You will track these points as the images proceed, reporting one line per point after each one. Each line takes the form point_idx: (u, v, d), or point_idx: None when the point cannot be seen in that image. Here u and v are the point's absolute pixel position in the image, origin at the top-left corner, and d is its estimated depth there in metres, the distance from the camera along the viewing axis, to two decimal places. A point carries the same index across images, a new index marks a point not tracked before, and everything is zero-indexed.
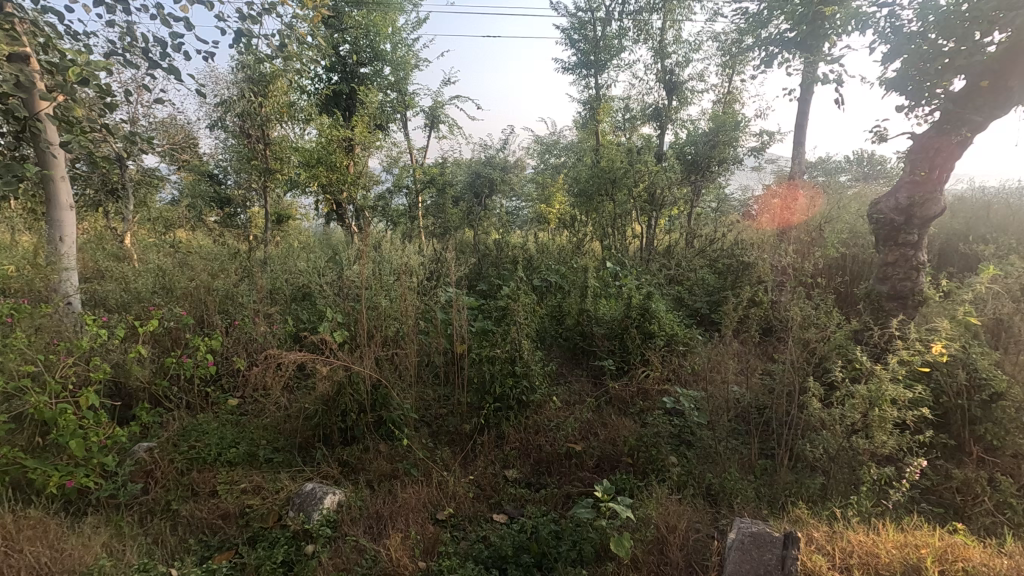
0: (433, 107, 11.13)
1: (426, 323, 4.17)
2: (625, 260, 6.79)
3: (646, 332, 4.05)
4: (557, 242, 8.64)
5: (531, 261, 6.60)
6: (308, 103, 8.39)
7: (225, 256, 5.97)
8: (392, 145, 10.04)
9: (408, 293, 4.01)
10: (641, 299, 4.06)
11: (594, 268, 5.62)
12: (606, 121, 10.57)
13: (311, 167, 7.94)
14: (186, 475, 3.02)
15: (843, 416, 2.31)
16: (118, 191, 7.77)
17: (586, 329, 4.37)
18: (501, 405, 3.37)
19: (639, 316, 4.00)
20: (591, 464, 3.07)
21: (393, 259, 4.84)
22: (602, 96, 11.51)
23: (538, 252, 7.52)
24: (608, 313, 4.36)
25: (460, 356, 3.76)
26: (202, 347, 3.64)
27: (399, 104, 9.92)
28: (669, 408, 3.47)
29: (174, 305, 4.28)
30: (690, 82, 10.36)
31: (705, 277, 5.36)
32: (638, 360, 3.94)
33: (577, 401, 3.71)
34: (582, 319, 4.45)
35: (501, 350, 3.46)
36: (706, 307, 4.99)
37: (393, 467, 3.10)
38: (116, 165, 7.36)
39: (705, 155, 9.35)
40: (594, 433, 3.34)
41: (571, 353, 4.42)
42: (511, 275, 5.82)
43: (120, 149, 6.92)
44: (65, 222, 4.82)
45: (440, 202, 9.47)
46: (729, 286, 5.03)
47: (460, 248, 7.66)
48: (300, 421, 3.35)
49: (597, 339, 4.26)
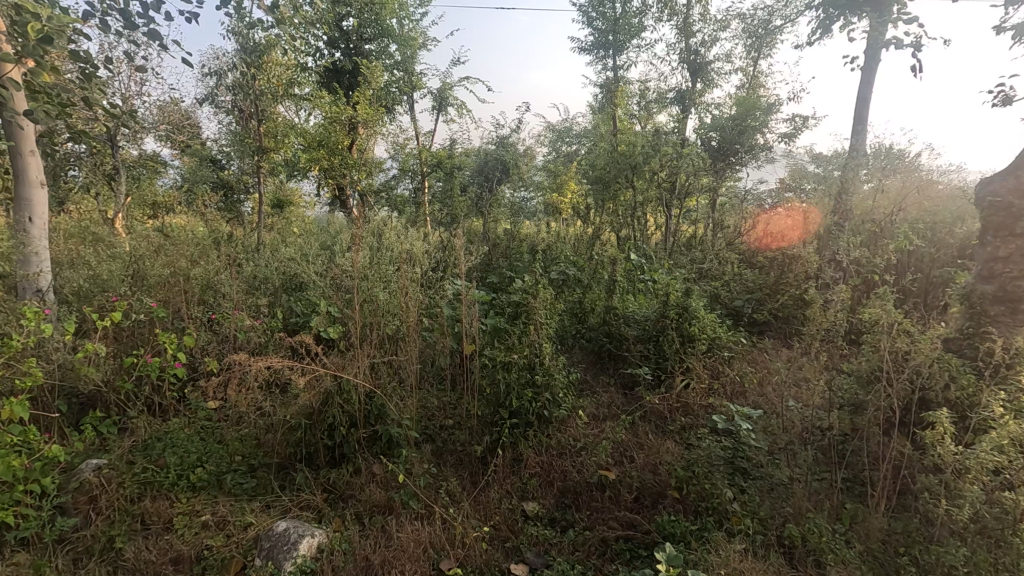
0: (442, 88, 10.56)
1: (430, 320, 3.63)
2: (649, 252, 6.24)
3: (685, 333, 3.49)
4: (573, 232, 8.11)
5: (546, 250, 6.06)
6: (307, 80, 7.84)
7: (214, 242, 5.46)
8: (397, 128, 9.50)
9: (410, 286, 3.47)
10: (679, 295, 3.51)
11: (618, 260, 5.07)
12: (623, 106, 9.98)
13: (312, 150, 7.39)
14: (137, 502, 2.50)
15: (979, 461, 1.75)
16: (107, 173, 7.32)
17: (613, 330, 3.81)
18: (519, 421, 2.83)
19: (677, 314, 3.45)
20: (629, 498, 2.52)
21: (395, 247, 4.30)
22: (619, 79, 10.90)
23: (554, 242, 6.99)
24: (639, 312, 3.80)
25: (470, 360, 3.21)
26: (167, 344, 3.13)
27: (405, 84, 9.37)
28: (717, 428, 2.91)
29: (145, 296, 3.76)
30: (715, 63, 9.73)
31: (743, 273, 4.81)
32: (676, 366, 3.39)
33: (607, 415, 3.16)
34: (609, 317, 3.90)
35: (518, 355, 2.92)
36: (746, 305, 4.43)
37: (388, 497, 2.56)
38: (105, 145, 6.90)
39: (733, 141, 8.58)
40: (629, 457, 2.79)
41: (596, 357, 3.87)
42: (525, 266, 5.29)
43: (107, 126, 6.44)
44: (33, 202, 3.89)
45: (448, 186, 9.02)
46: (773, 283, 4.46)
47: (469, 238, 7.13)
48: (280, 435, 2.83)
49: (626, 341, 3.71)
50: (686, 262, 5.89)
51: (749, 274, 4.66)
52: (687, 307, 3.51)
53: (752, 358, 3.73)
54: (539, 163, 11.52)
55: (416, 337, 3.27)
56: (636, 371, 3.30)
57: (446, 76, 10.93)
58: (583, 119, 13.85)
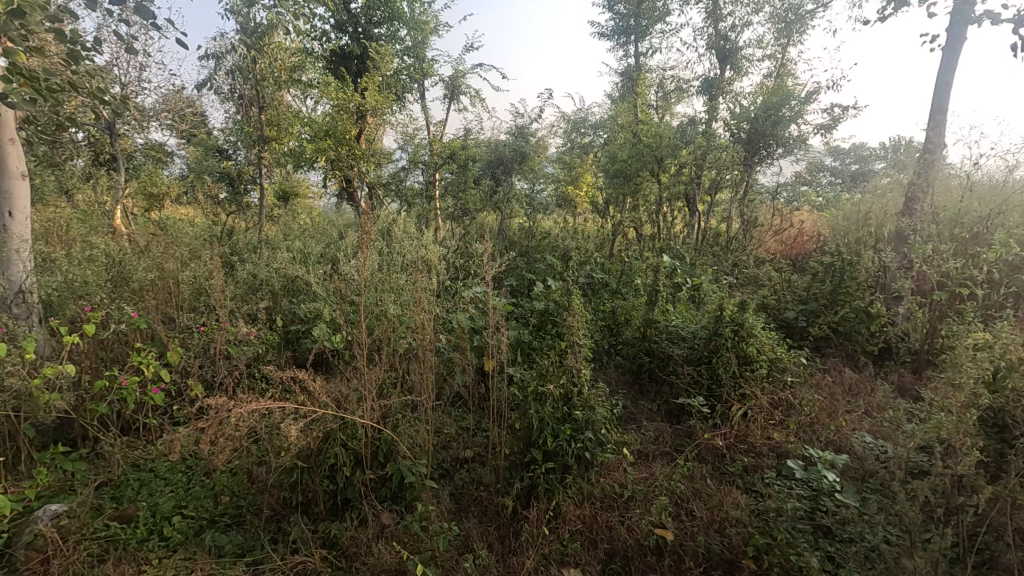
0: (454, 76, 10.05)
1: (449, 336, 3.19)
2: (681, 252, 5.77)
3: (741, 353, 3.02)
4: (594, 229, 7.62)
5: (570, 250, 5.60)
6: (313, 65, 7.37)
7: (213, 240, 5.06)
8: (408, 117, 9.03)
9: (427, 298, 3.03)
10: (734, 310, 3.04)
11: (652, 263, 4.62)
12: (645, 95, 9.45)
13: (319, 139, 6.87)
14: (99, 566, 2.06)
15: None
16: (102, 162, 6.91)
17: (655, 348, 3.36)
18: (555, 464, 2.39)
19: (732, 333, 2.98)
20: (692, 568, 2.07)
21: (408, 249, 3.87)
22: (641, 67, 10.35)
23: (576, 239, 6.52)
24: (685, 328, 3.34)
25: (495, 387, 2.78)
26: (142, 365, 2.71)
27: (416, 71, 8.88)
28: (790, 474, 2.46)
29: (126, 303, 3.33)
30: (745, 49, 9.11)
31: (793, 279, 4.34)
32: (730, 393, 2.93)
33: (655, 454, 2.71)
34: (649, 333, 3.45)
35: (552, 386, 2.47)
36: (799, 318, 3.93)
37: (401, 559, 2.13)
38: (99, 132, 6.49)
39: (766, 131, 7.77)
40: (686, 510, 2.35)
41: (634, 377, 3.42)
42: (550, 268, 4.82)
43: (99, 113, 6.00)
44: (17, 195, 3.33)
45: (462, 180, 7.95)
46: (829, 292, 3.85)
47: (485, 236, 6.67)
48: (272, 479, 2.40)
49: (670, 361, 3.25)
50: (724, 267, 5.40)
51: (800, 281, 4.18)
52: (741, 324, 3.04)
53: (815, 382, 3.26)
54: (556, 154, 11.03)
55: (431, 357, 2.83)
56: (685, 401, 2.81)
57: (459, 63, 10.41)
58: (600, 109, 13.31)
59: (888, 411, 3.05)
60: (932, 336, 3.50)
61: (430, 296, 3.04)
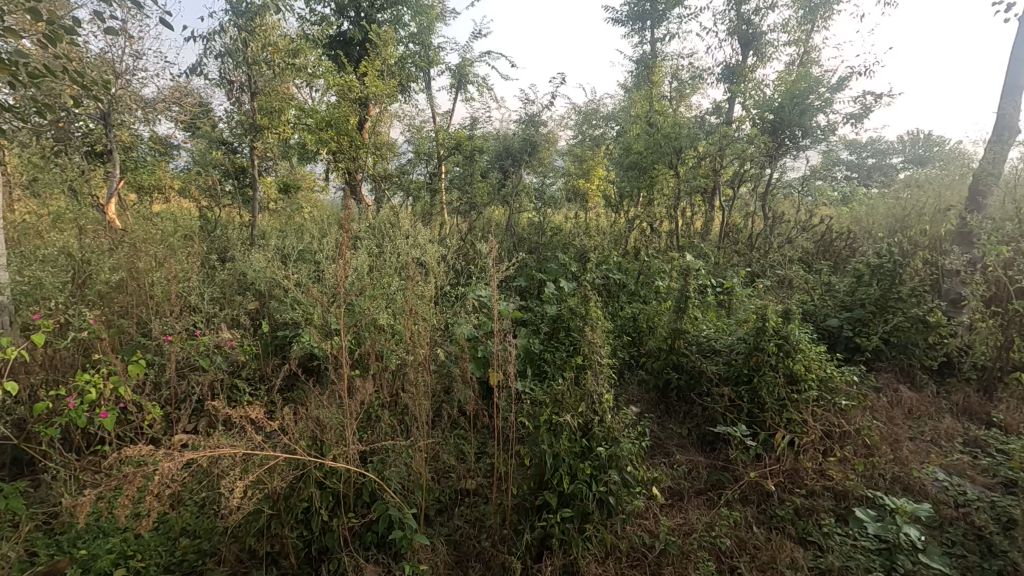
0: (461, 64, 9.62)
1: (450, 348, 2.81)
2: (703, 250, 5.35)
3: (786, 372, 2.61)
4: (608, 224, 7.22)
5: (584, 248, 5.20)
6: (312, 50, 6.99)
7: (201, 237, 4.73)
8: (413, 107, 8.64)
9: (425, 306, 2.65)
10: (777, 321, 2.63)
11: (675, 263, 4.20)
12: (662, 83, 8.99)
13: (321, 131, 6.61)
14: None
15: None
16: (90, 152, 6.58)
17: (684, 362, 2.96)
18: (572, 510, 2.01)
19: (776, 348, 2.56)
20: None
21: (406, 248, 3.48)
22: (657, 53, 9.88)
23: (590, 235, 6.12)
24: (720, 341, 2.93)
25: (502, 411, 2.39)
26: (96, 382, 2.38)
27: (421, 59, 8.47)
28: (855, 525, 2.05)
29: (87, 309, 2.96)
30: (769, 34, 8.60)
31: (833, 282, 3.92)
32: (774, 418, 2.51)
33: (688, 492, 2.32)
34: (677, 345, 3.04)
35: (569, 415, 2.09)
36: (843, 327, 3.50)
37: None
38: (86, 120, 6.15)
39: (790, 121, 7.30)
40: (731, 567, 1.96)
41: (660, 395, 3.03)
42: (563, 268, 4.42)
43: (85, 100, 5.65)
44: None
45: (468, 173, 7.66)
46: (878, 299, 3.38)
47: (493, 232, 6.29)
48: (234, 526, 2.02)
49: (701, 378, 2.85)
50: (751, 266, 4.99)
51: (842, 286, 3.75)
52: (786, 337, 2.63)
53: (870, 405, 2.84)
54: (567, 146, 10.60)
55: (427, 375, 2.45)
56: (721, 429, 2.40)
57: (466, 51, 9.97)
58: (612, 100, 12.85)
59: (957, 440, 2.63)
60: (1003, 351, 3.05)
61: (427, 304, 2.66)
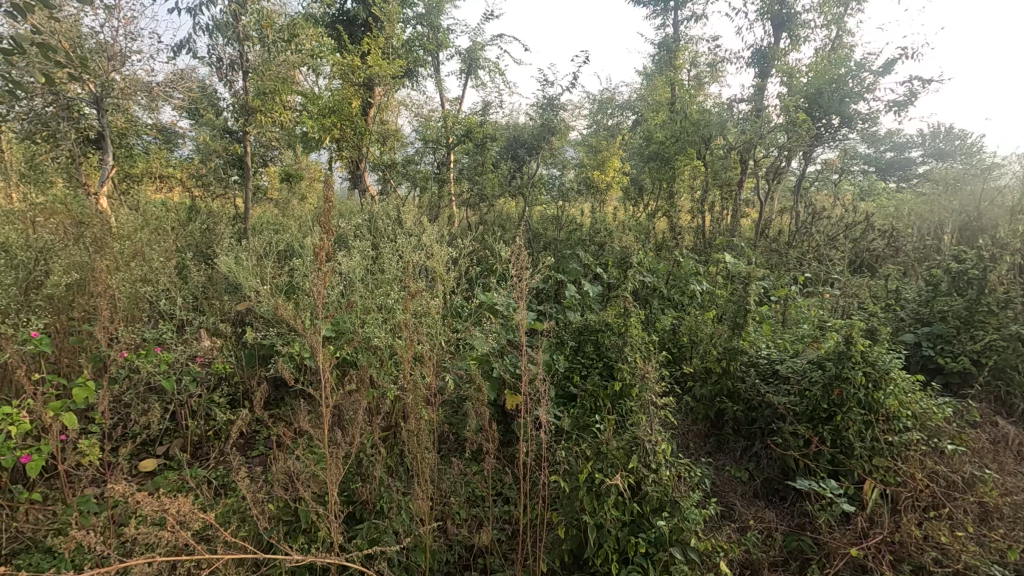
0: (471, 48, 9.08)
1: (463, 372, 2.34)
2: (739, 250, 4.85)
3: (878, 410, 2.11)
4: (629, 218, 6.74)
5: (607, 245, 4.72)
6: (313, 29, 6.50)
7: (188, 230, 4.31)
8: (420, 94, 8.17)
9: (430, 324, 2.17)
10: (864, 346, 2.14)
11: (715, 267, 3.72)
12: (685, 69, 8.43)
13: (323, 119, 6.21)
14: None
15: None
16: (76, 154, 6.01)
17: (741, 390, 2.47)
18: None
19: (864, 379, 2.07)
20: None
21: (409, 247, 3.01)
22: (680, 37, 9.30)
23: (610, 230, 5.65)
24: (786, 366, 2.43)
25: (528, 459, 1.92)
26: (18, 419, 1.96)
27: (429, 41, 7.95)
28: None
29: (27, 322, 2.50)
30: (803, 14, 7.98)
31: (901, 292, 3.41)
32: (863, 469, 2.04)
33: (763, 565, 1.85)
34: (733, 368, 2.55)
35: (619, 476, 1.61)
36: (919, 345, 3.00)
37: None
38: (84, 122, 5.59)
39: (829, 106, 6.66)
40: None
41: (712, 427, 2.54)
42: (587, 269, 3.94)
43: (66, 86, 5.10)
44: None
45: (479, 161, 6.83)
46: (964, 312, 2.88)
47: (506, 228, 5.83)
48: None
49: (764, 411, 2.37)
50: (794, 269, 4.49)
51: (913, 294, 3.25)
52: (873, 365, 2.14)
53: (973, 445, 2.34)
54: (581, 137, 10.10)
55: (436, 411, 2.00)
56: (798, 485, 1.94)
57: (477, 34, 9.42)
58: (628, 88, 12.31)
59: None
60: None
61: (436, 319, 2.19)
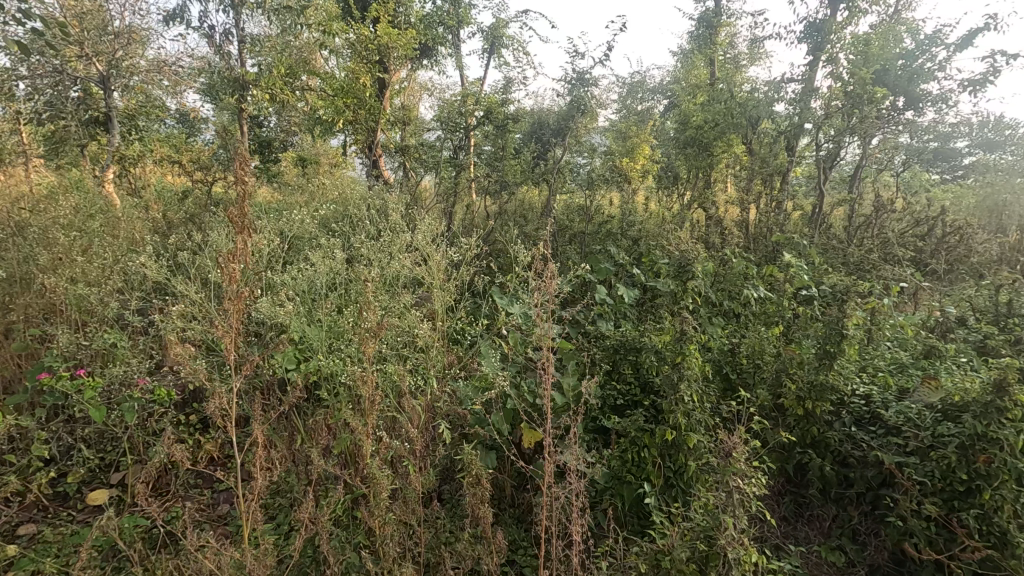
0: (495, 26, 8.43)
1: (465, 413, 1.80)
2: (797, 250, 4.19)
3: None
4: (665, 209, 6.09)
5: (642, 241, 4.13)
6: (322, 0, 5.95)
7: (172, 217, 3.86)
8: (439, 75, 7.59)
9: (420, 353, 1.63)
10: (1023, 399, 1.53)
11: (775, 271, 3.10)
12: (726, 46, 7.68)
13: (332, 98, 5.65)
14: None
15: None
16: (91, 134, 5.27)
17: (831, 441, 1.89)
18: None
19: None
20: None
21: (406, 247, 2.49)
22: (722, 11, 8.50)
23: (645, 222, 5.02)
24: (897, 415, 1.82)
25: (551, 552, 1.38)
26: None
27: (450, 16, 7.32)
28: None
29: None
30: None
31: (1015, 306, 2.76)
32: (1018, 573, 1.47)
33: None
34: (819, 414, 1.96)
35: None
36: None
37: None
38: (88, 100, 5.06)
39: (894, 84, 5.83)
40: None
41: (787, 484, 1.98)
42: (621, 270, 3.34)
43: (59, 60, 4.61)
44: None
45: (501, 148, 6.15)
46: None
47: (528, 219, 5.25)
48: None
49: (864, 474, 1.80)
50: (861, 271, 3.85)
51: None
52: None
53: None
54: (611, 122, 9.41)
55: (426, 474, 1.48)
56: None
57: (501, 10, 8.77)
58: (661, 71, 11.57)
59: None
60: None
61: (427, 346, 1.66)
